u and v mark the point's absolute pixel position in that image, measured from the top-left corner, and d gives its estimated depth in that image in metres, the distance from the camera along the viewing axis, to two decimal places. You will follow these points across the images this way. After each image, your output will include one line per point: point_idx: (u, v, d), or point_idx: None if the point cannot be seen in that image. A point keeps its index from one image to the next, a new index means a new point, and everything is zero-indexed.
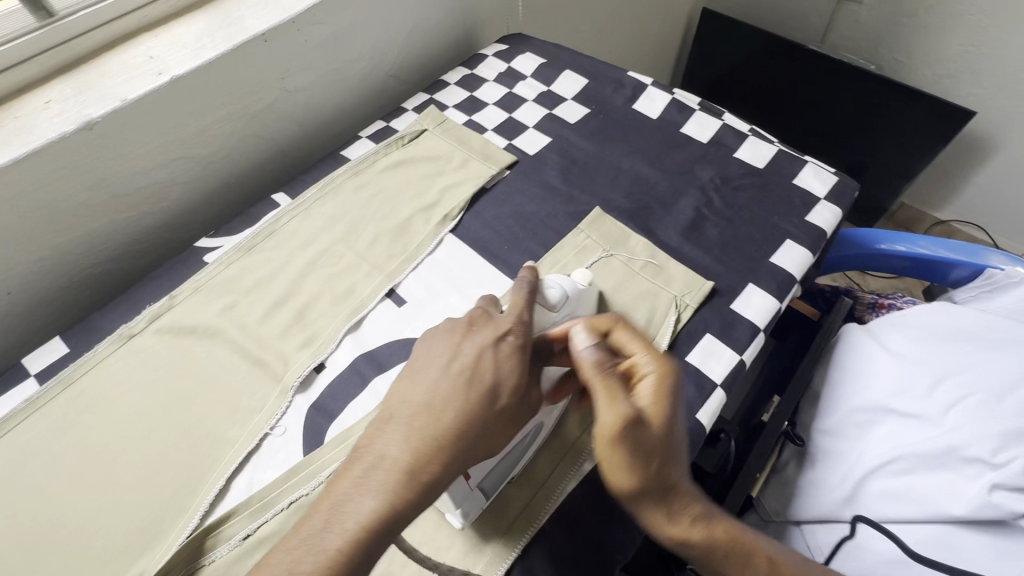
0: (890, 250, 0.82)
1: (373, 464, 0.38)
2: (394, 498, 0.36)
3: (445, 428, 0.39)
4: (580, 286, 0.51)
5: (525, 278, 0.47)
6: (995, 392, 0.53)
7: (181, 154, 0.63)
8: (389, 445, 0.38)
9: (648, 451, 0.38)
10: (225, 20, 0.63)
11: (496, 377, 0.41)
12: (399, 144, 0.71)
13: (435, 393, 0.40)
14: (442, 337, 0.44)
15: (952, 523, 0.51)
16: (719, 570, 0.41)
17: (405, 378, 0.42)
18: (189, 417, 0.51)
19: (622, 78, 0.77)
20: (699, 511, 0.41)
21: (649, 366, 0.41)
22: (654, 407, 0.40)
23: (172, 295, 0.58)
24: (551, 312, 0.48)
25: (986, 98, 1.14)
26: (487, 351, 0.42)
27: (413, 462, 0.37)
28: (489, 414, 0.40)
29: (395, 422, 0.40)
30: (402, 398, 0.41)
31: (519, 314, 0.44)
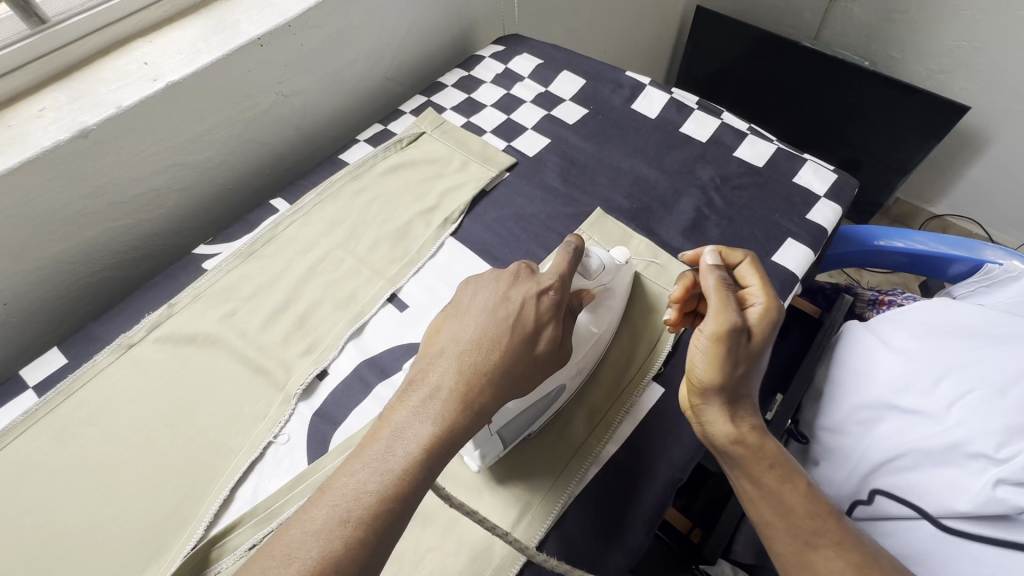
0: (889, 246, 0.82)
1: (428, 393, 0.39)
2: (451, 424, 0.37)
3: (494, 365, 0.40)
4: (615, 260, 0.51)
5: (571, 242, 0.47)
6: (998, 387, 0.53)
7: (178, 160, 0.62)
8: (443, 375, 0.40)
9: (738, 356, 0.43)
10: (220, 25, 0.63)
11: (537, 324, 0.43)
12: (398, 147, 0.70)
13: (484, 333, 0.42)
14: (487, 284, 0.45)
15: (958, 518, 0.51)
16: (758, 484, 0.43)
17: (451, 320, 0.44)
18: (192, 426, 0.50)
19: (620, 78, 0.77)
20: (758, 428, 0.44)
21: (758, 298, 0.46)
22: (757, 327, 0.44)
23: (172, 303, 0.58)
24: (587, 278, 0.48)
25: (979, 93, 1.15)
26: (530, 300, 0.44)
27: (466, 393, 0.39)
28: (529, 358, 0.42)
29: (446, 356, 0.41)
30: (451, 337, 0.42)
31: (559, 273, 0.46)
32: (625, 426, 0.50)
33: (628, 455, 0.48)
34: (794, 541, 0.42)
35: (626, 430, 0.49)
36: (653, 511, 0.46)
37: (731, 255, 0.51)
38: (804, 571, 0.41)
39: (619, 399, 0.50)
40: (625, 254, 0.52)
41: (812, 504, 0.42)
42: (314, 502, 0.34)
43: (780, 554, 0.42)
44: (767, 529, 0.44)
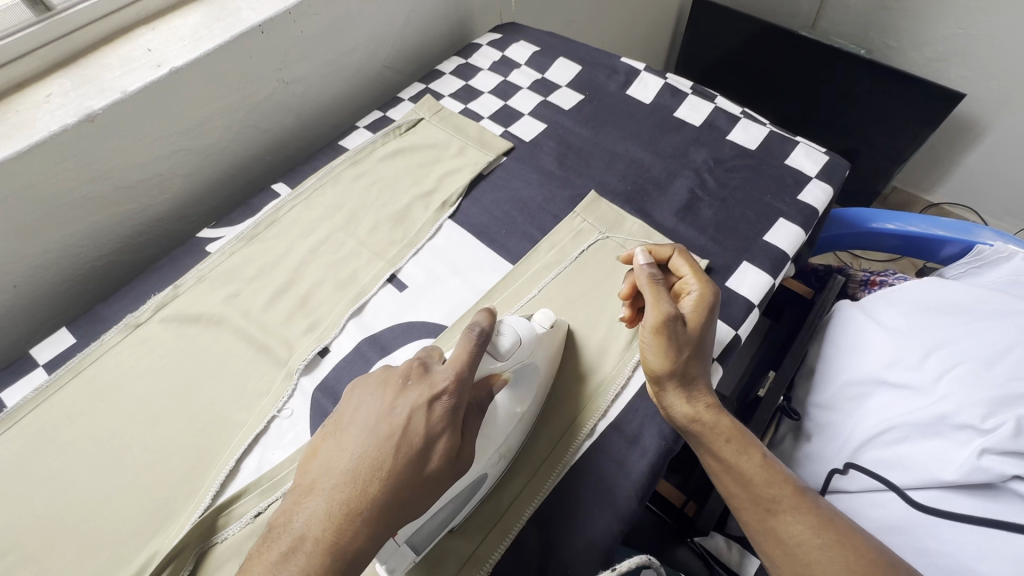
0: (882, 229, 0.84)
1: (291, 543, 0.36)
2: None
3: (370, 500, 0.37)
4: (536, 332, 0.46)
5: (475, 328, 0.42)
6: (983, 361, 0.55)
7: (181, 146, 0.64)
8: (309, 520, 0.36)
9: (681, 343, 0.47)
10: (221, 12, 0.64)
11: (426, 440, 0.39)
12: (397, 133, 0.72)
13: (362, 459, 0.38)
14: (374, 391, 0.41)
15: (945, 488, 0.52)
16: (719, 458, 0.47)
17: (330, 439, 0.40)
18: (197, 402, 0.52)
19: (616, 64, 0.78)
20: (713, 404, 0.48)
21: (693, 286, 0.49)
22: (692, 315, 0.48)
23: (177, 284, 0.59)
24: (498, 361, 0.43)
25: (975, 80, 1.16)
26: (418, 412, 0.39)
27: (334, 541, 0.36)
28: (415, 480, 0.38)
29: (317, 492, 0.37)
30: (324, 466, 0.38)
31: (457, 372, 0.40)
32: (619, 399, 0.51)
33: (620, 428, 0.50)
34: (755, 508, 0.45)
35: (618, 404, 0.51)
36: (646, 476, 0.47)
37: (659, 250, 0.53)
38: (768, 535, 0.44)
39: (609, 376, 0.52)
40: (549, 320, 0.48)
41: (769, 472, 0.45)
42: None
43: (746, 522, 0.46)
44: (732, 501, 0.47)
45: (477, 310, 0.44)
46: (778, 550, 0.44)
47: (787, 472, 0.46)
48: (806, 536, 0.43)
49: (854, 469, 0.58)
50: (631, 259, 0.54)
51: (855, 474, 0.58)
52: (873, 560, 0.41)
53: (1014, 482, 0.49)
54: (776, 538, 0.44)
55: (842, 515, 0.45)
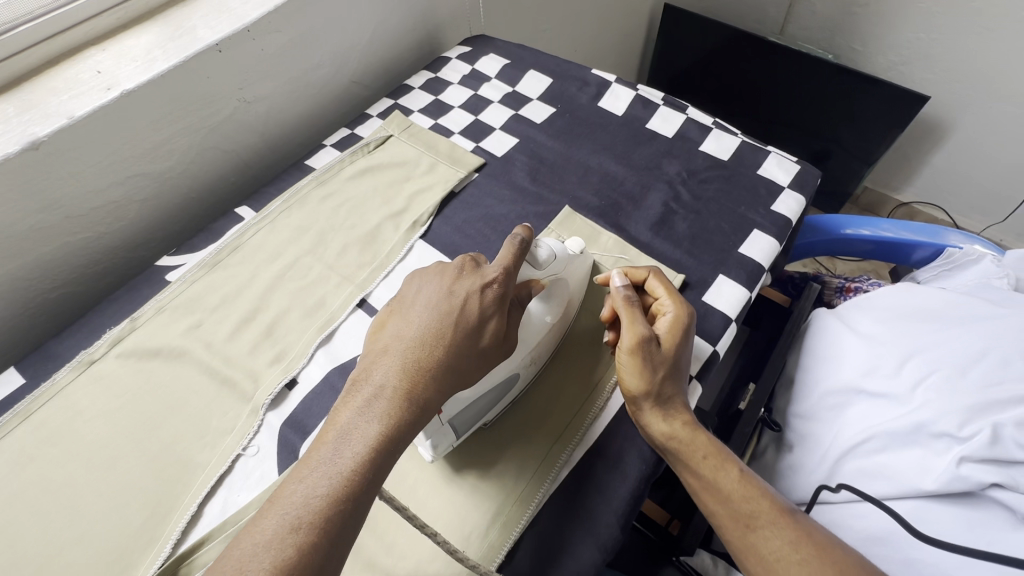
0: (855, 234, 0.84)
1: (372, 392, 0.39)
2: (397, 421, 0.38)
3: (437, 361, 0.41)
4: (569, 252, 0.51)
5: (518, 236, 0.46)
6: (958, 368, 0.55)
7: (136, 170, 0.61)
8: (386, 374, 0.40)
9: (657, 364, 0.46)
10: (177, 31, 0.62)
11: (481, 318, 0.43)
12: (365, 151, 0.70)
13: (427, 329, 0.42)
14: (432, 278, 0.45)
15: (925, 497, 0.52)
16: (696, 474, 0.46)
17: (396, 316, 0.44)
18: (157, 442, 0.49)
19: (587, 76, 0.77)
20: (689, 420, 0.46)
21: (668, 307, 0.49)
22: (667, 336, 0.47)
23: (134, 317, 0.56)
24: (537, 269, 0.48)
25: (938, 83, 1.18)
26: (473, 294, 0.43)
27: (410, 391, 0.39)
28: (472, 351, 0.42)
29: (390, 353, 0.41)
30: (396, 334, 0.42)
31: (505, 266, 0.45)
32: (598, 422, 0.50)
33: (600, 450, 0.49)
34: (736, 525, 0.44)
35: (597, 428, 0.50)
36: (627, 503, 0.46)
37: (635, 272, 0.53)
38: (749, 552, 0.43)
39: (588, 400, 0.50)
40: (579, 246, 0.52)
41: (745, 487, 0.44)
42: (279, 493, 0.34)
43: (726, 539, 0.44)
44: (712, 518, 0.45)
45: (515, 228, 0.48)
46: (761, 569, 0.42)
47: (764, 486, 0.45)
48: (788, 551, 0.41)
49: (844, 489, 0.57)
50: (608, 281, 0.54)
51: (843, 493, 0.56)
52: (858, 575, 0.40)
53: (992, 490, 0.49)
54: (758, 557, 0.42)
55: (821, 527, 0.44)
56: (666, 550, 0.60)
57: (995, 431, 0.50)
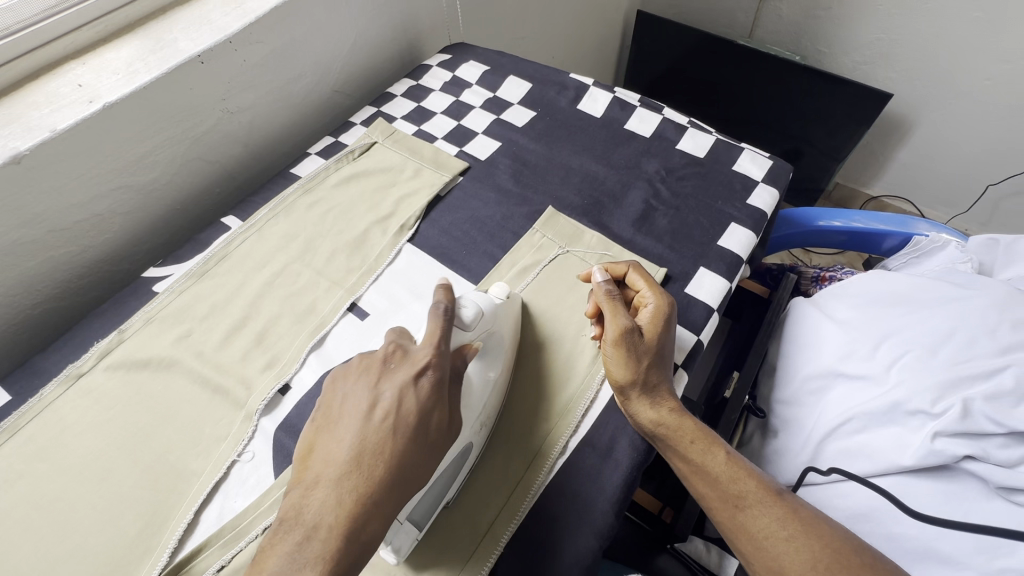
0: (828, 226, 0.87)
1: (303, 534, 0.37)
2: (334, 563, 0.36)
3: (377, 481, 0.39)
4: (494, 302, 0.49)
5: (439, 304, 0.45)
6: (929, 348, 0.57)
7: (120, 182, 0.61)
8: (319, 511, 0.38)
9: (641, 354, 0.47)
10: (158, 43, 0.62)
11: (420, 415, 0.42)
12: (350, 158, 0.71)
13: (360, 445, 0.40)
14: (358, 380, 0.44)
15: (904, 472, 0.54)
16: (685, 458, 0.47)
17: (324, 434, 0.42)
18: (150, 453, 0.49)
19: (565, 80, 0.79)
20: (675, 406, 0.48)
21: (649, 298, 0.51)
22: (649, 326, 0.49)
23: (122, 329, 0.56)
24: (468, 332, 0.46)
25: (900, 81, 1.23)
26: (407, 388, 0.42)
27: (347, 524, 0.37)
28: (415, 453, 0.41)
29: (322, 483, 0.39)
30: (326, 457, 0.40)
31: (435, 345, 0.44)
32: (588, 417, 0.51)
33: (591, 442, 0.50)
34: (726, 506, 0.45)
35: (589, 418, 0.51)
36: (621, 488, 0.47)
37: (616, 267, 0.55)
38: (739, 532, 0.44)
39: (579, 390, 0.52)
40: (505, 291, 0.51)
41: (732, 469, 0.46)
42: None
43: (716, 521, 0.46)
44: (703, 502, 0.47)
45: (435, 290, 0.47)
46: (751, 547, 0.44)
47: (749, 466, 0.47)
48: (776, 529, 0.43)
49: (835, 471, 0.58)
50: (590, 276, 0.56)
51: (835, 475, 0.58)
52: (841, 548, 0.41)
53: (965, 462, 0.51)
54: (748, 536, 0.44)
55: (807, 503, 0.45)
56: (660, 538, 0.61)
57: (966, 405, 0.52)
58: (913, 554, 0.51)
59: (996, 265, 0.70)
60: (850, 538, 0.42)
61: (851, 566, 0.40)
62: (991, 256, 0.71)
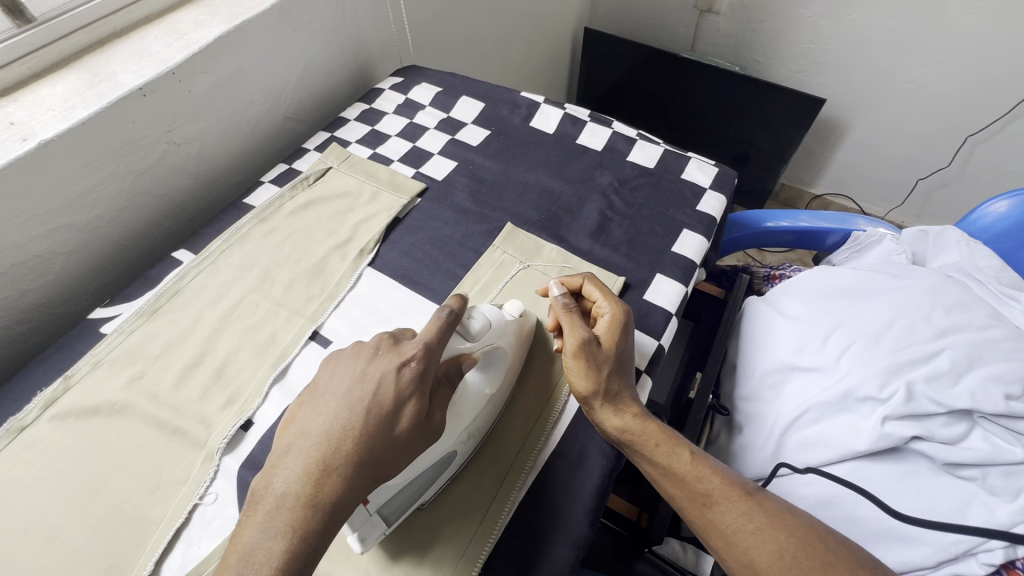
0: (775, 226, 0.92)
1: (274, 503, 0.38)
2: (301, 534, 0.37)
3: (345, 458, 0.40)
4: (505, 318, 0.50)
5: (448, 307, 0.46)
6: (873, 337, 0.61)
7: (60, 222, 0.58)
8: (288, 480, 0.39)
9: (600, 364, 0.49)
10: (96, 77, 0.60)
11: (396, 403, 0.41)
12: (305, 185, 0.70)
13: (334, 422, 0.41)
14: (346, 361, 0.44)
15: (860, 457, 0.57)
16: (652, 461, 0.48)
17: (306, 407, 0.43)
18: (103, 504, 0.46)
19: (517, 99, 0.81)
20: (638, 410, 0.49)
21: (606, 308, 0.52)
22: (607, 336, 0.50)
23: (69, 375, 0.53)
24: (468, 342, 0.47)
25: (831, 87, 1.32)
26: (389, 374, 0.42)
27: (314, 496, 0.38)
28: (385, 440, 0.41)
29: (295, 454, 0.40)
30: (302, 429, 0.41)
31: (426, 342, 0.44)
32: (557, 429, 0.52)
33: (562, 454, 0.50)
34: (695, 505, 0.46)
35: (558, 432, 0.51)
36: (592, 497, 0.48)
37: (572, 280, 0.56)
38: (710, 528, 0.46)
39: (548, 405, 0.52)
40: (519, 309, 0.52)
41: (696, 467, 0.47)
42: None
43: (688, 519, 0.47)
44: (674, 502, 0.48)
45: (449, 298, 0.48)
46: (722, 542, 0.45)
47: (713, 463, 0.48)
48: (743, 522, 0.44)
49: (811, 472, 0.58)
50: (547, 291, 0.57)
51: (810, 475, 0.59)
52: (804, 535, 0.43)
53: (914, 442, 0.55)
54: (719, 531, 0.45)
55: (774, 495, 0.47)
56: (638, 543, 0.61)
57: (910, 389, 0.55)
58: (877, 535, 0.54)
59: (927, 255, 0.76)
60: (815, 524, 0.44)
61: (818, 552, 0.42)
62: (923, 246, 0.77)
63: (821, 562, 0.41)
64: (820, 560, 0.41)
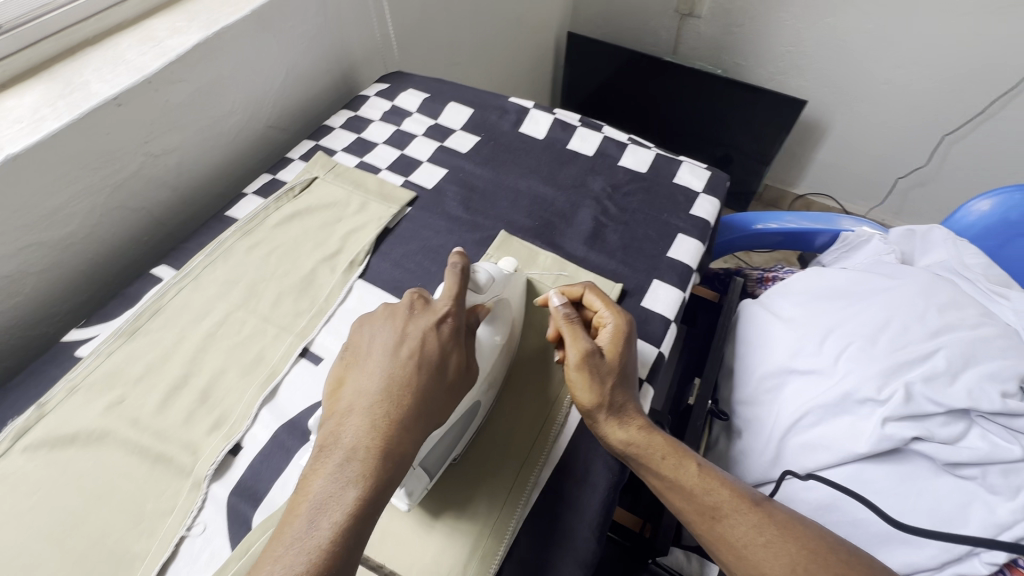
0: (765, 228, 0.92)
1: (342, 455, 0.37)
2: (373, 480, 0.37)
3: (404, 409, 0.40)
4: (504, 273, 0.52)
5: (456, 264, 0.47)
6: (870, 337, 0.61)
7: (30, 240, 0.55)
8: (355, 434, 0.38)
9: (604, 375, 0.48)
10: (66, 87, 0.57)
11: (442, 355, 0.43)
12: (290, 196, 0.68)
13: (390, 378, 0.41)
14: (384, 323, 0.44)
15: (859, 459, 0.57)
16: (658, 474, 0.47)
17: (354, 369, 0.43)
18: (83, 540, 0.44)
19: (505, 105, 0.80)
20: (643, 422, 0.48)
21: (608, 318, 0.51)
22: (610, 346, 0.49)
23: (42, 402, 0.50)
24: (480, 294, 0.48)
25: (812, 89, 1.33)
26: (430, 332, 0.43)
27: (383, 445, 0.38)
28: (438, 390, 0.42)
29: (356, 412, 0.40)
30: (356, 388, 0.41)
31: (453, 299, 0.45)
32: (562, 438, 0.50)
33: (566, 467, 0.49)
34: (703, 519, 0.46)
35: (564, 439, 0.50)
36: (600, 513, 0.47)
37: (572, 289, 0.55)
38: (720, 541, 0.45)
39: (550, 418, 0.51)
40: (512, 265, 0.54)
41: (704, 479, 0.46)
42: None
43: (696, 532, 0.46)
44: (681, 516, 0.47)
45: (451, 255, 0.49)
46: (732, 555, 0.44)
47: (721, 474, 0.47)
48: (754, 535, 0.44)
49: (814, 479, 0.58)
50: (546, 301, 0.56)
51: (813, 484, 0.58)
52: (818, 546, 0.43)
53: (914, 443, 0.54)
54: (728, 544, 0.44)
55: (781, 504, 0.46)
56: (641, 555, 0.59)
57: (908, 390, 0.55)
58: (879, 539, 0.54)
59: (915, 253, 0.76)
60: (826, 534, 0.43)
61: (830, 563, 0.41)
62: (910, 245, 0.78)
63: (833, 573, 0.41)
64: (832, 572, 0.41)
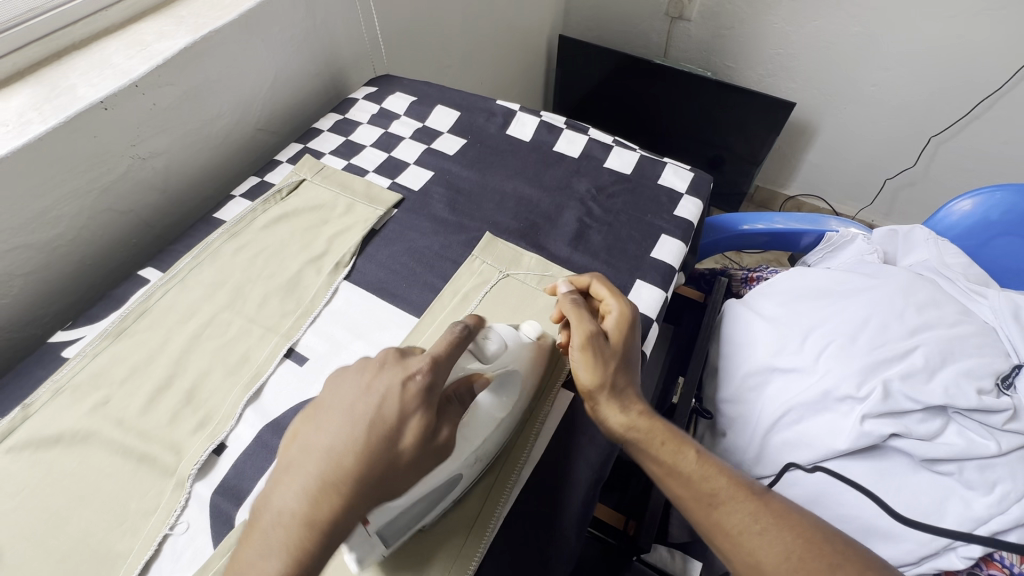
0: (751, 229, 0.93)
1: (273, 521, 0.36)
2: (298, 554, 0.35)
3: (343, 476, 0.36)
4: (521, 338, 0.48)
5: (461, 324, 0.43)
6: (851, 336, 0.61)
7: (16, 242, 0.56)
8: (287, 500, 0.36)
9: (607, 359, 0.48)
10: (54, 90, 0.58)
11: (400, 418, 0.38)
12: (277, 198, 0.68)
13: (336, 438, 0.37)
14: (352, 376, 0.41)
15: (838, 455, 0.57)
16: (656, 459, 0.48)
17: (309, 422, 0.40)
18: (66, 540, 0.44)
19: (492, 107, 0.81)
20: (643, 408, 0.49)
21: (614, 305, 0.51)
22: (614, 331, 0.50)
23: (27, 404, 0.50)
24: (484, 363, 0.44)
25: (800, 90, 1.35)
26: (393, 390, 0.39)
27: (311, 517, 0.35)
28: (388, 459, 0.37)
29: (293, 472, 0.37)
30: (303, 445, 0.38)
31: (434, 356, 0.41)
32: (536, 449, 0.50)
33: (548, 464, 0.50)
34: (700, 506, 0.46)
35: (539, 447, 0.50)
36: (580, 510, 0.47)
37: (580, 279, 0.55)
38: (715, 528, 0.45)
39: (527, 431, 0.50)
40: (537, 329, 0.51)
41: (702, 466, 0.47)
42: None
43: (693, 518, 0.47)
44: (678, 502, 0.48)
45: (465, 317, 0.46)
46: (727, 542, 0.45)
47: (719, 463, 0.48)
48: (749, 523, 0.44)
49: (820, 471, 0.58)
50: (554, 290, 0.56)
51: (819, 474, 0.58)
52: (814, 536, 0.43)
53: (892, 439, 0.55)
54: (723, 531, 0.45)
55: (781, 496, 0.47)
56: (626, 551, 0.60)
57: (886, 387, 0.56)
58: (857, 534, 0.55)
59: (898, 254, 0.77)
60: (820, 524, 0.44)
61: (824, 552, 0.42)
62: (893, 246, 0.78)
63: (825, 561, 0.41)
64: (826, 561, 0.42)
